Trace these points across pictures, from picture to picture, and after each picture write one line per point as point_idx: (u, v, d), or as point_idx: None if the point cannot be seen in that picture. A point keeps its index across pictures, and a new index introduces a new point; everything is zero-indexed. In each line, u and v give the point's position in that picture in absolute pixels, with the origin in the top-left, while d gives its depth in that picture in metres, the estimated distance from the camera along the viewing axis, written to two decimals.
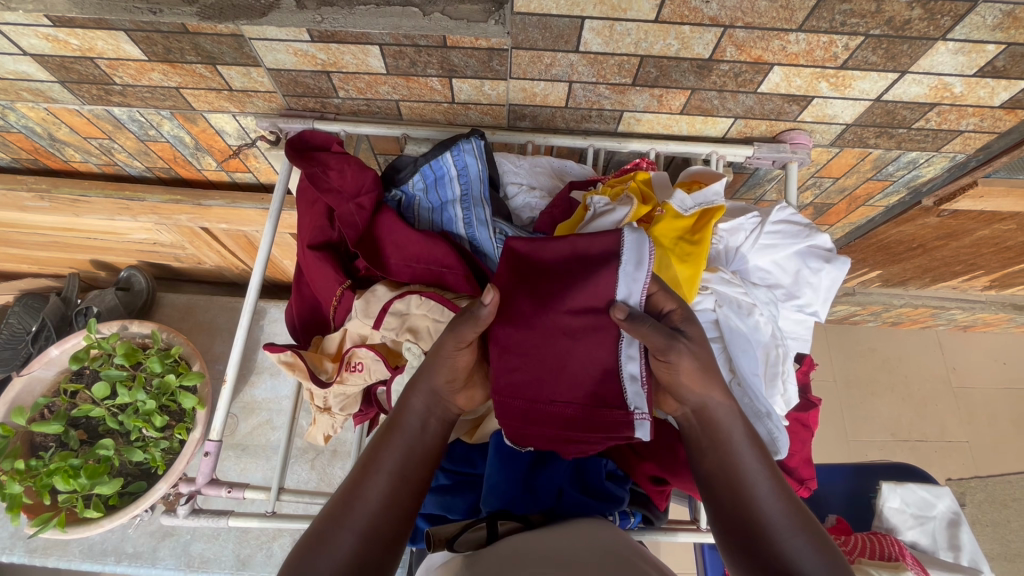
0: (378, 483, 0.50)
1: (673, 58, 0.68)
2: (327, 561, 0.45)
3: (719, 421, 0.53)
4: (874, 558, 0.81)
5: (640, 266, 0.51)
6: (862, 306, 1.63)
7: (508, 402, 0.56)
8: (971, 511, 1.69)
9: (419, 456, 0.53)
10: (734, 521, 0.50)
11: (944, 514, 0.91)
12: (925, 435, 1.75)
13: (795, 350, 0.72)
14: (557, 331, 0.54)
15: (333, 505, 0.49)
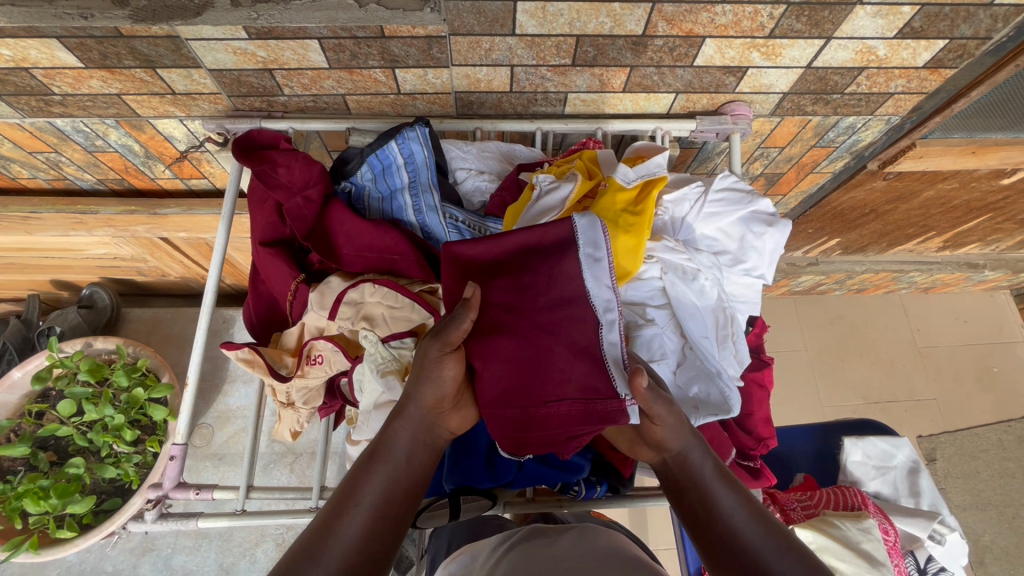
0: (357, 516, 0.48)
1: (608, 35, 0.69)
2: None
3: (695, 464, 0.52)
4: (838, 509, 0.84)
5: (598, 247, 0.55)
6: (827, 275, 1.67)
7: (497, 413, 0.55)
8: (942, 465, 1.75)
9: (402, 490, 0.51)
10: (723, 558, 0.47)
11: (905, 463, 0.94)
12: (895, 395, 1.81)
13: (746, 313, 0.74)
14: (534, 330, 0.55)
15: (305, 541, 0.46)
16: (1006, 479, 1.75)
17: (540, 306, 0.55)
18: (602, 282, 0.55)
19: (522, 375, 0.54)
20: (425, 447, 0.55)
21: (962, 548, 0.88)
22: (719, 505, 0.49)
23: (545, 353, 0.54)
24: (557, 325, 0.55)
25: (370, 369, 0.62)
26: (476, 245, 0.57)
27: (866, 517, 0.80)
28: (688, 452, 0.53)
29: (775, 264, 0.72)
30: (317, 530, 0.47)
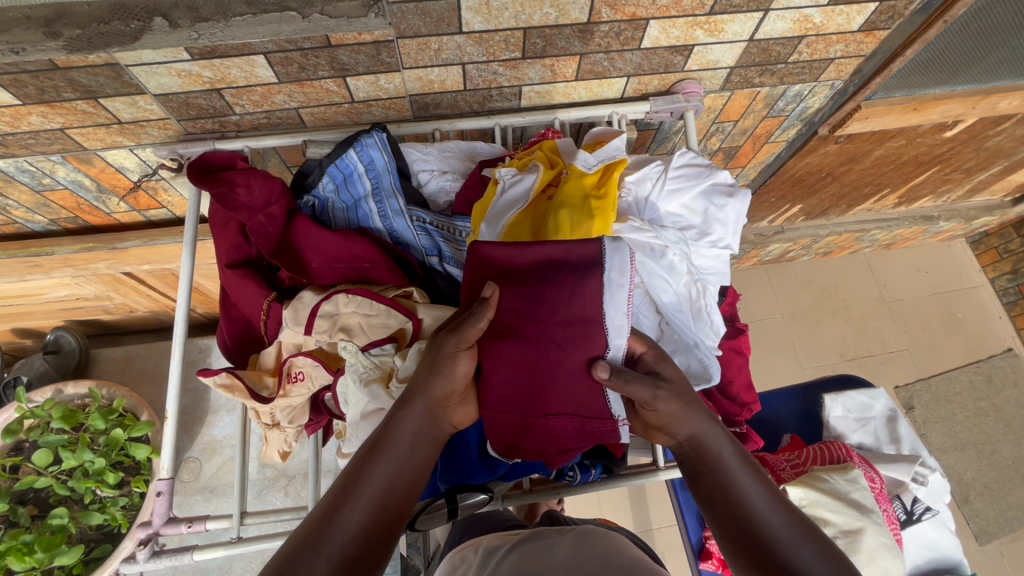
0: (357, 509, 0.48)
1: (554, 26, 0.70)
2: None
3: (711, 447, 0.55)
4: (825, 464, 0.87)
5: (624, 274, 0.53)
6: (793, 241, 1.72)
7: (499, 415, 0.58)
8: (921, 412, 1.82)
9: (404, 485, 0.52)
10: (738, 535, 0.51)
11: (882, 413, 0.98)
12: (870, 350, 1.87)
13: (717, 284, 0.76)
14: (545, 343, 0.55)
15: (308, 529, 0.47)
16: (980, 418, 1.83)
17: (556, 323, 0.54)
18: (621, 312, 0.53)
19: (524, 388, 0.56)
20: (427, 440, 0.55)
21: (945, 487, 0.92)
22: (742, 493, 0.53)
23: (550, 366, 0.55)
24: (568, 344, 0.54)
25: (352, 379, 0.62)
26: (503, 248, 0.54)
27: (851, 469, 0.83)
28: (703, 441, 0.55)
29: (739, 233, 0.74)
30: (318, 520, 0.47)
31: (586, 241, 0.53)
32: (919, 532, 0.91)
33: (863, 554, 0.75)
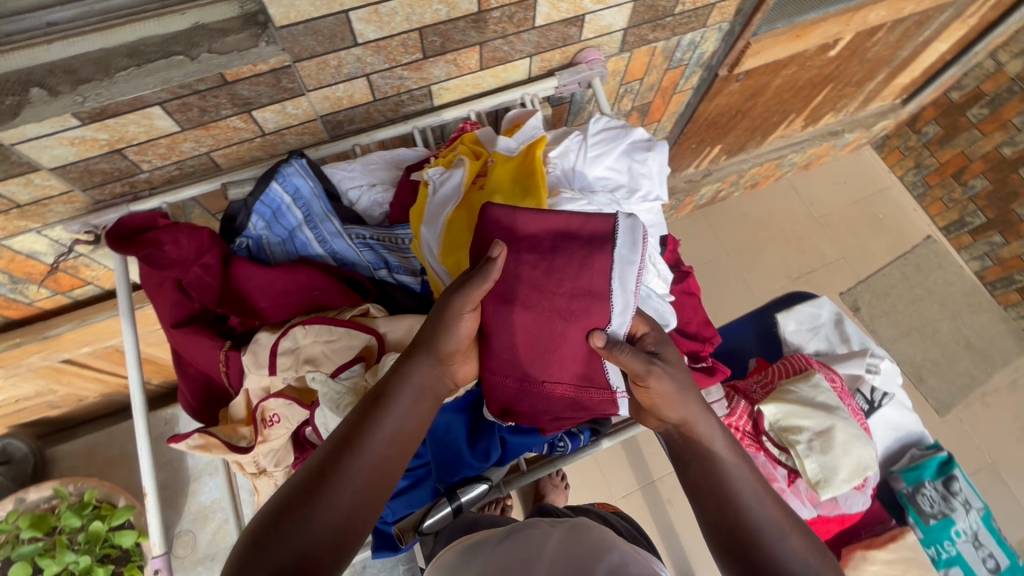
0: (354, 462, 0.50)
1: (447, 21, 0.71)
2: (286, 540, 0.45)
3: (701, 437, 0.56)
4: (790, 375, 0.94)
5: (634, 251, 0.56)
6: (722, 181, 1.81)
7: (500, 379, 0.62)
8: (866, 311, 1.96)
9: (402, 445, 0.53)
10: (724, 527, 0.53)
11: (830, 318, 1.07)
12: (811, 266, 2.00)
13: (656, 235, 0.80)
14: (553, 313, 0.57)
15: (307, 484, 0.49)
16: (918, 304, 1.99)
17: (564, 294, 0.57)
18: (628, 288, 0.56)
19: (528, 355, 0.60)
20: (428, 396, 0.56)
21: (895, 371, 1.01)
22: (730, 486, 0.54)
23: (555, 335, 0.58)
24: (576, 316, 0.57)
25: (329, 409, 0.61)
26: (518, 216, 0.57)
27: (812, 374, 0.89)
28: (695, 423, 0.57)
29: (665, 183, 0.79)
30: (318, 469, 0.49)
31: (601, 216, 0.57)
32: (882, 416, 0.99)
33: (839, 447, 0.81)
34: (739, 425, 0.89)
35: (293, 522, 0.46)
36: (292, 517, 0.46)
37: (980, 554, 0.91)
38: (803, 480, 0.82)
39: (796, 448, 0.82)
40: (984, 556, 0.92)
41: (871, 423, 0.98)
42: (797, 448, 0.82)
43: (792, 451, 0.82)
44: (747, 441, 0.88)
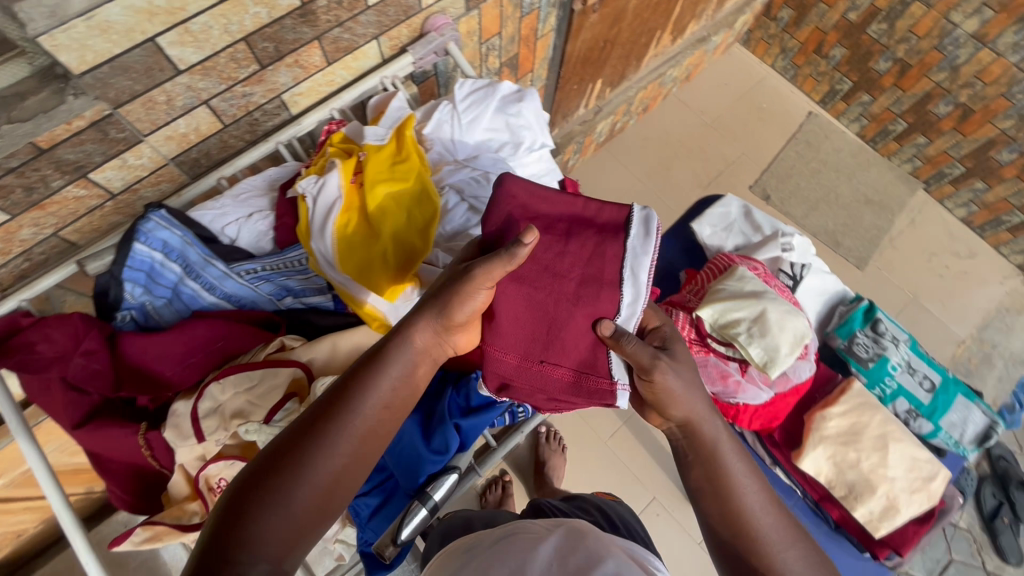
0: (348, 422, 0.52)
1: (271, 22, 0.66)
2: (274, 488, 0.48)
3: (705, 439, 0.60)
4: (719, 276, 0.97)
5: (647, 241, 0.61)
6: (613, 113, 1.84)
7: (506, 358, 0.64)
8: (775, 196, 2.09)
9: (392, 411, 0.55)
10: (724, 528, 0.56)
11: (739, 213, 1.12)
12: (718, 170, 2.10)
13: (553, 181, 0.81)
14: (560, 294, 0.61)
15: (297, 437, 0.50)
16: (818, 175, 2.14)
17: (573, 280, 0.61)
18: (640, 280, 0.60)
19: (531, 335, 0.63)
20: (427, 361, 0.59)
21: (807, 242, 1.08)
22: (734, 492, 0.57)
23: (564, 316, 0.62)
24: (583, 301, 0.61)
25: None
26: (536, 197, 0.62)
27: (736, 269, 0.94)
28: (702, 423, 0.60)
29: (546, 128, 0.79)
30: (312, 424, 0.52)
31: (616, 209, 0.63)
32: (808, 286, 1.06)
33: (774, 327, 0.85)
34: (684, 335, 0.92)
35: (285, 473, 0.48)
36: (282, 468, 0.48)
37: (913, 377, 0.98)
38: (752, 367, 0.86)
39: (739, 340, 0.86)
40: (920, 380, 0.99)
41: (799, 296, 1.05)
42: (740, 339, 0.86)
43: (736, 344, 0.86)
44: (696, 348, 0.91)
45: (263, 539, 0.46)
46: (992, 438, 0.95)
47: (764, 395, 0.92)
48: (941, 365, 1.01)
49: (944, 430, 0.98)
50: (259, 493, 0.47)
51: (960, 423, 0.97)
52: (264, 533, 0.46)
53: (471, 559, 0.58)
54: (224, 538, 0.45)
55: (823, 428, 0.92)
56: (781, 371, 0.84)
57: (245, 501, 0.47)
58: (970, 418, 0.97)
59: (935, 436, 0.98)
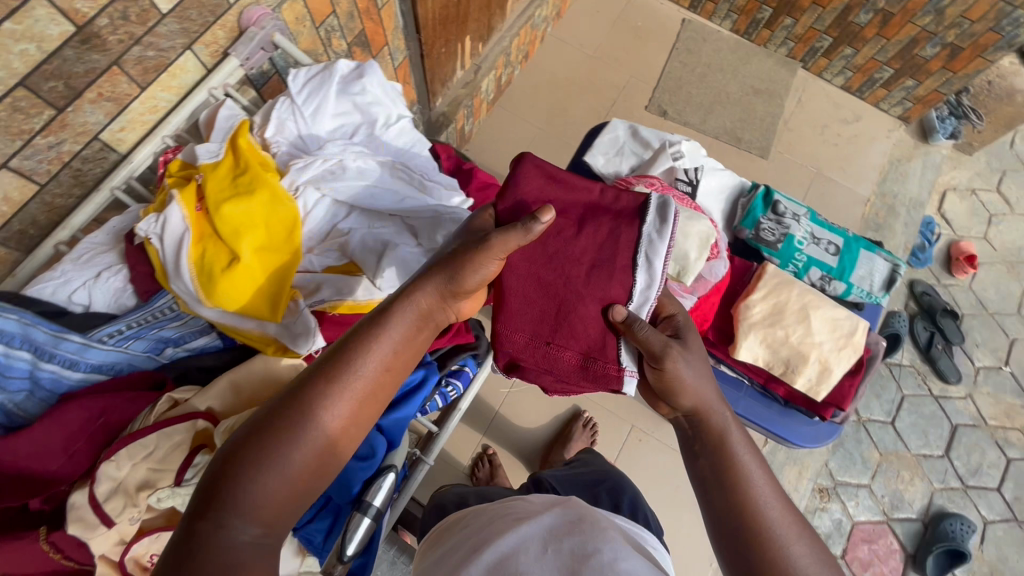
0: (337, 397, 0.63)
1: (49, 57, 0.67)
2: (290, 440, 0.59)
3: (715, 432, 0.77)
4: None
5: (661, 234, 0.80)
6: (495, 66, 1.87)
7: (519, 337, 0.81)
8: (668, 105, 2.20)
9: (386, 375, 0.68)
10: (730, 514, 0.70)
11: (627, 133, 1.13)
12: (609, 97, 2.20)
13: (407, 143, 0.93)
14: (571, 272, 0.80)
15: (310, 395, 0.62)
16: (706, 76, 2.25)
17: (584, 266, 0.80)
18: (651, 269, 0.79)
19: (545, 305, 0.81)
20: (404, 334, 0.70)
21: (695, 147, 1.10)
22: (743, 485, 0.72)
23: (575, 297, 0.80)
24: (593, 284, 0.79)
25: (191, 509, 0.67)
26: (554, 187, 0.82)
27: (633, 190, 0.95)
28: (710, 413, 0.78)
29: (389, 98, 0.92)
30: (304, 401, 0.62)
31: (627, 201, 0.83)
32: (706, 189, 1.08)
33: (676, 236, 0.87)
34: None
35: (283, 443, 0.59)
36: (281, 439, 0.59)
37: (821, 245, 1.03)
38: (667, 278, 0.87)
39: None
40: (825, 247, 1.04)
41: (700, 200, 1.07)
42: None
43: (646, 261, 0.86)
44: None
45: (271, 481, 0.58)
46: (895, 280, 1.03)
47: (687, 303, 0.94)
48: (840, 229, 1.07)
49: (856, 286, 1.02)
50: (275, 441, 0.59)
51: (869, 275, 1.03)
52: (266, 491, 0.57)
53: (495, 529, 0.87)
54: (229, 498, 0.55)
55: (750, 317, 0.97)
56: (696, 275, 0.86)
57: (243, 467, 0.57)
58: (875, 268, 1.03)
59: (849, 294, 1.03)
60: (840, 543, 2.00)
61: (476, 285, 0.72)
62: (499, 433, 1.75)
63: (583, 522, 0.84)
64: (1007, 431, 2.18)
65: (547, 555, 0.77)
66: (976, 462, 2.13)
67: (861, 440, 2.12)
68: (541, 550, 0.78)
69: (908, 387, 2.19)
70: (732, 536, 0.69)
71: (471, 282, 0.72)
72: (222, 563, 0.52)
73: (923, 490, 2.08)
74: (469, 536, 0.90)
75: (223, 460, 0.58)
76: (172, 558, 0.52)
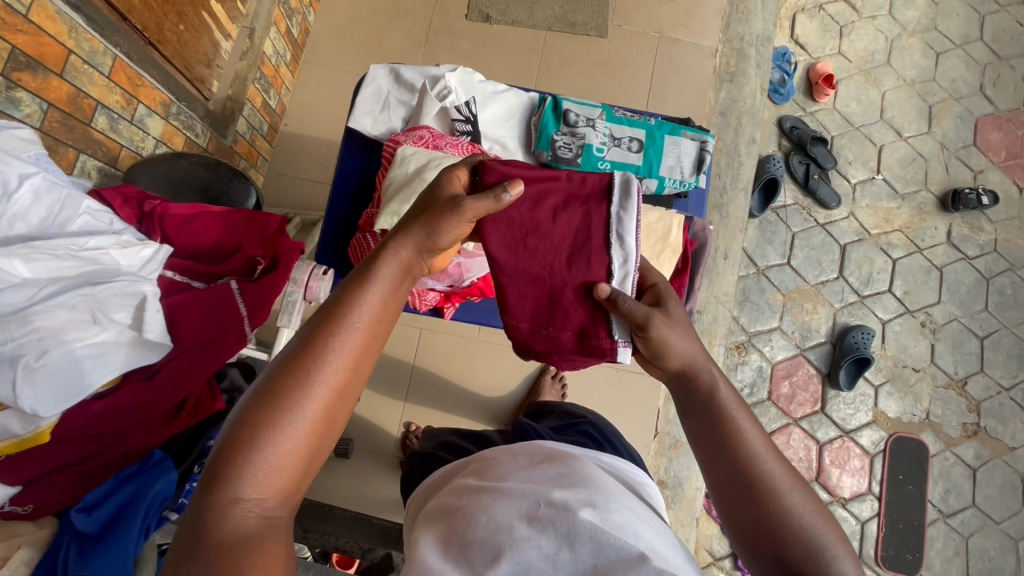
0: (337, 361, 0.67)
1: None
2: (292, 406, 0.63)
3: (710, 388, 0.77)
4: (387, 167, 0.88)
5: (629, 203, 0.84)
6: (272, 23, 1.60)
7: (521, 325, 0.87)
8: (492, 6, 1.98)
9: (376, 326, 0.71)
10: (732, 468, 0.71)
11: (388, 78, 0.98)
12: (426, 14, 1.96)
13: (32, 215, 0.90)
14: (547, 249, 0.84)
15: (306, 359, 0.65)
16: None
17: (564, 251, 0.84)
18: (624, 246, 0.83)
19: (530, 287, 0.85)
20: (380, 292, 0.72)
21: (467, 74, 0.97)
22: (740, 434, 0.73)
23: (561, 281, 0.84)
24: (572, 261, 0.84)
25: None
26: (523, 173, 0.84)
27: (397, 156, 0.87)
28: (700, 370, 0.78)
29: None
30: (296, 375, 0.64)
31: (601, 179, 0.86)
32: (490, 118, 0.97)
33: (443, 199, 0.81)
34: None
35: (280, 423, 0.62)
36: (289, 405, 0.63)
37: (621, 145, 0.95)
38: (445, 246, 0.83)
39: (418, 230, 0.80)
40: (627, 146, 0.96)
41: (484, 134, 0.96)
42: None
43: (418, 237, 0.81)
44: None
45: (278, 448, 0.62)
46: (705, 159, 0.96)
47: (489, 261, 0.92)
48: (642, 120, 0.99)
49: (668, 178, 0.96)
50: (277, 408, 0.62)
51: (677, 163, 0.96)
52: (271, 468, 0.61)
53: (470, 492, 0.78)
54: (242, 466, 0.60)
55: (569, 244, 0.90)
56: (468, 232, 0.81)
57: (245, 452, 0.60)
58: (682, 152, 0.97)
59: (664, 189, 0.97)
60: (764, 386, 2.15)
61: (451, 244, 0.78)
62: (424, 390, 1.81)
63: (572, 472, 0.77)
64: (889, 235, 2.29)
65: (538, 511, 0.68)
66: (867, 273, 2.26)
67: (764, 288, 2.19)
68: (529, 511, 0.69)
69: (796, 225, 2.25)
70: (736, 483, 0.71)
71: (445, 241, 0.77)
72: (237, 536, 0.58)
73: (826, 314, 2.21)
74: (443, 500, 0.82)
75: (236, 436, 0.61)
76: (188, 536, 0.59)
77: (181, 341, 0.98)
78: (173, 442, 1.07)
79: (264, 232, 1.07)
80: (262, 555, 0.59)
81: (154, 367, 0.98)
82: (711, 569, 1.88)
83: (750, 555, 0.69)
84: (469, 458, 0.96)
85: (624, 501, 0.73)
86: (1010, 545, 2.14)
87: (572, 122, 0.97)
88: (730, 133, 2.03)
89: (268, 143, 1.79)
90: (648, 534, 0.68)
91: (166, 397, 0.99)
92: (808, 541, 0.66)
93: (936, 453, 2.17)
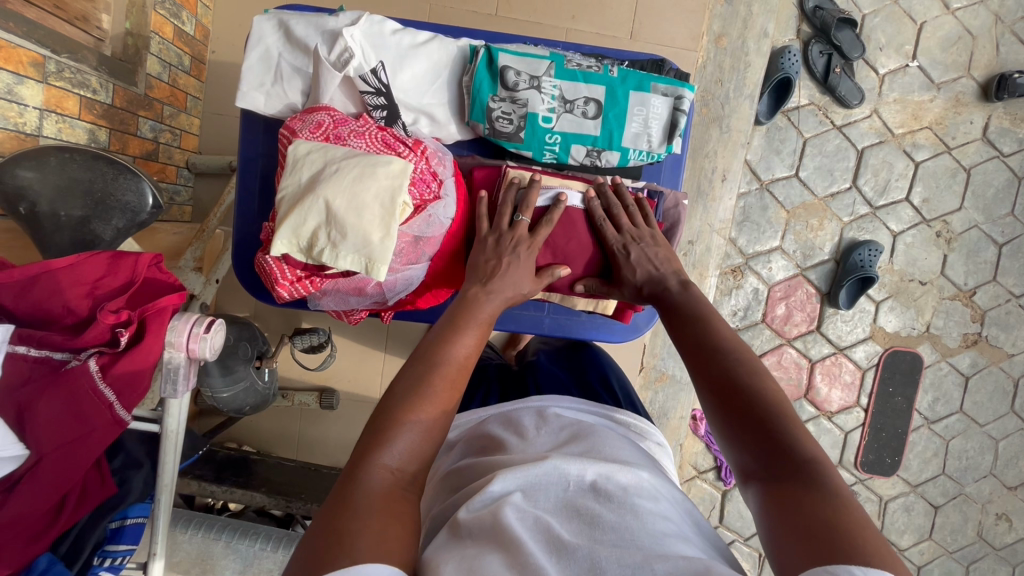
0: (452, 350, 0.72)
1: None
2: (419, 385, 0.68)
3: (660, 281, 0.89)
4: (285, 171, 0.76)
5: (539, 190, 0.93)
6: None
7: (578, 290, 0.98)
8: None
9: (481, 331, 0.77)
10: (693, 357, 0.78)
11: (277, 36, 0.89)
12: None
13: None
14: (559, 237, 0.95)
15: (427, 349, 0.72)
16: None
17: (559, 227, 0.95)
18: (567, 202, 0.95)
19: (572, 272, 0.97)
20: (490, 308, 0.79)
21: (374, 26, 0.89)
22: (710, 336, 0.79)
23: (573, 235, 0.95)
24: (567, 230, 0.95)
25: None
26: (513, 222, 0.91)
27: (288, 156, 0.76)
28: (661, 278, 0.90)
29: None
30: (421, 366, 0.70)
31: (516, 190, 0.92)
32: (408, 84, 0.92)
33: (350, 218, 0.71)
34: (291, 276, 0.82)
35: (403, 420, 0.64)
36: (419, 385, 0.68)
37: (573, 113, 0.92)
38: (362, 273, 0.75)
39: (325, 257, 0.72)
40: (580, 116, 0.93)
41: (400, 102, 0.92)
42: (324, 256, 0.72)
43: (326, 262, 0.73)
44: (315, 280, 0.83)
45: (406, 426, 0.64)
46: (677, 124, 0.93)
47: (420, 272, 0.88)
48: (602, 72, 0.94)
49: (632, 147, 0.95)
50: (406, 387, 0.68)
51: (643, 130, 0.94)
52: (405, 442, 0.63)
53: (483, 467, 0.72)
54: (384, 437, 0.63)
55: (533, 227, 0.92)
56: (388, 258, 0.73)
57: (385, 431, 0.63)
58: (649, 115, 0.93)
59: (628, 160, 0.97)
60: (758, 309, 2.06)
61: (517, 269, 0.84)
62: (403, 338, 1.66)
63: (598, 451, 0.70)
64: (916, 134, 2.02)
65: (568, 497, 0.62)
66: (884, 180, 2.03)
67: (766, 206, 2.00)
68: (559, 495, 0.63)
69: (809, 129, 1.99)
70: (707, 372, 0.75)
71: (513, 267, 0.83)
72: (371, 497, 0.58)
73: (832, 230, 2.03)
74: (452, 473, 0.77)
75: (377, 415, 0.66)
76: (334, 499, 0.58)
77: (39, 447, 0.75)
78: (63, 539, 0.88)
79: (131, 283, 0.81)
80: (388, 523, 0.56)
81: (16, 474, 0.77)
82: (693, 482, 1.92)
83: (728, 444, 0.71)
84: (488, 410, 0.90)
85: (672, 490, 0.68)
86: (990, 445, 2.19)
87: (513, 82, 0.92)
88: (737, 27, 1.72)
89: (198, 80, 1.55)
90: (696, 538, 0.61)
91: (39, 504, 0.78)
92: (771, 418, 0.68)
93: (931, 363, 2.13)
